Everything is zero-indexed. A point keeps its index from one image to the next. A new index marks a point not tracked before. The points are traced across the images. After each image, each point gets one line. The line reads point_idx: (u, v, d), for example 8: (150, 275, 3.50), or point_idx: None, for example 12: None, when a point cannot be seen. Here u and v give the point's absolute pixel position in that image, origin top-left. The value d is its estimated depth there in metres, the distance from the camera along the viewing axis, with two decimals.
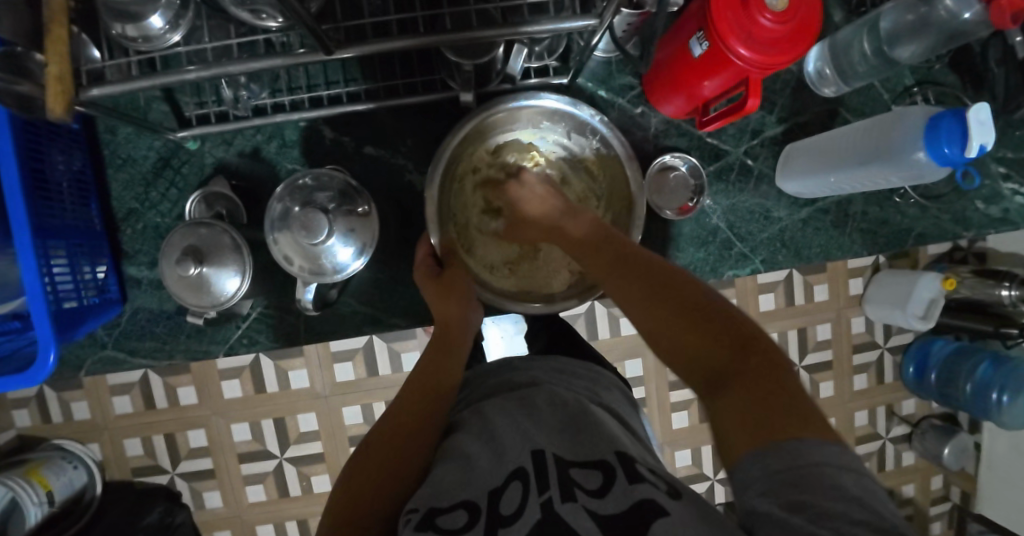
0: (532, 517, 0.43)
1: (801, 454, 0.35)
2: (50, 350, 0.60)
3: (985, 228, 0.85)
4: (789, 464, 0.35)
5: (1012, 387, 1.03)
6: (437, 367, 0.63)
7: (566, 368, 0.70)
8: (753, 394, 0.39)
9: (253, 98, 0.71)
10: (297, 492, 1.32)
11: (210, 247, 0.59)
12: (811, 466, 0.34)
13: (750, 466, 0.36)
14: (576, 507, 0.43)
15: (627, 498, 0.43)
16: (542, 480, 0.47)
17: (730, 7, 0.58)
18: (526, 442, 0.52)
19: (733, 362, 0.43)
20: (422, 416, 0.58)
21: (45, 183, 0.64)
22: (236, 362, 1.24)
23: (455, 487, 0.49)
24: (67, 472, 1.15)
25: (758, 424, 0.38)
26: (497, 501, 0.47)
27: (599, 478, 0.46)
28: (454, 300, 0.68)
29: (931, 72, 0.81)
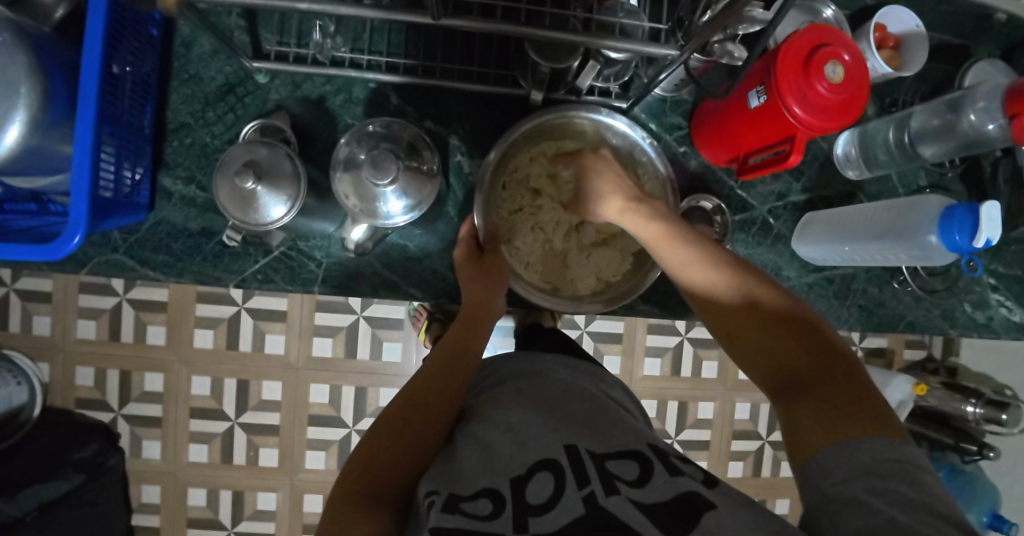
0: (570, 512, 0.45)
1: (888, 452, 0.40)
2: (76, 232, 0.60)
3: (969, 330, 0.91)
4: (875, 459, 0.40)
5: (962, 500, 1.12)
6: (462, 346, 0.64)
7: (581, 367, 0.71)
8: (824, 397, 0.46)
9: (334, 49, 0.74)
10: (241, 462, 1.23)
11: (269, 167, 0.60)
12: (894, 463, 0.39)
13: (831, 460, 0.41)
14: (621, 500, 0.45)
15: (668, 490, 0.45)
16: (578, 473, 0.47)
17: (792, 68, 0.62)
18: (545, 434, 0.53)
19: (822, 371, 0.48)
20: (448, 396, 0.59)
21: (115, 74, 0.64)
22: (215, 311, 1.20)
23: (476, 477, 0.50)
24: (8, 387, 1.07)
25: (843, 424, 0.43)
26: (522, 490, 0.48)
27: (636, 470, 0.48)
28: (489, 283, 0.71)
29: (944, 179, 0.89)
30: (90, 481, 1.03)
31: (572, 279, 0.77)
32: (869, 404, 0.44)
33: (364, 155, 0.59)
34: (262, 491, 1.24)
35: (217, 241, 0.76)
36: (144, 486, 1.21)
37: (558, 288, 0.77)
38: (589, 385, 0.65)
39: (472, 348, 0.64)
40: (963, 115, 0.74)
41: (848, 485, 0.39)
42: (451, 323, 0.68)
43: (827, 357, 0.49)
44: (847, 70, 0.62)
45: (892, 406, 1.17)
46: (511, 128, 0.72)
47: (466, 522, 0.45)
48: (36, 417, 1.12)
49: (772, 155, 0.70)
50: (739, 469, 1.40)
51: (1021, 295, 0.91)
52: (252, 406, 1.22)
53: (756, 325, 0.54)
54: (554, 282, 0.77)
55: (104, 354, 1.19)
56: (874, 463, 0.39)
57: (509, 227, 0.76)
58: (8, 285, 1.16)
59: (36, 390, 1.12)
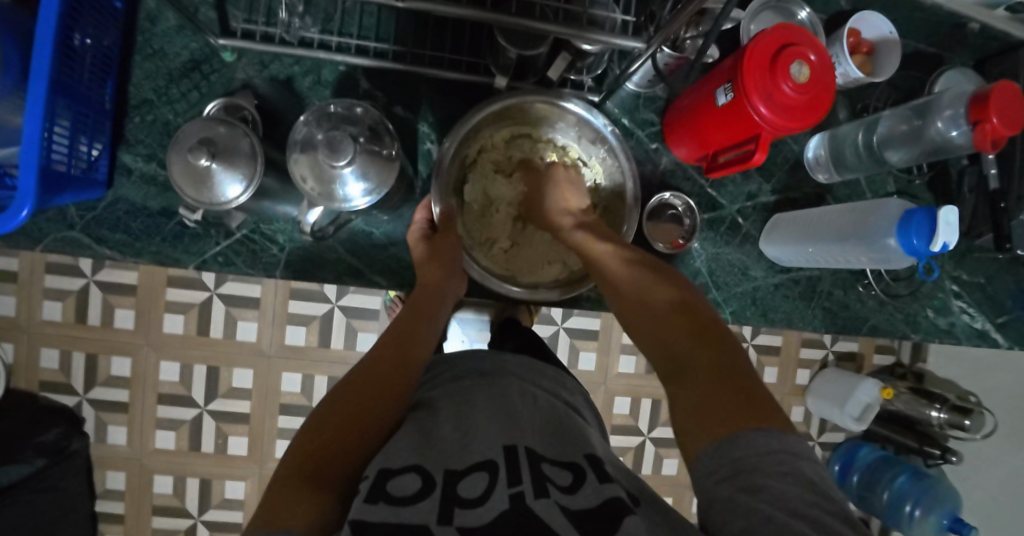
0: (498, 506, 0.43)
1: (766, 444, 0.39)
2: (25, 206, 0.58)
3: (931, 336, 0.93)
4: (750, 454, 0.39)
5: (924, 504, 1.15)
6: (413, 328, 0.64)
7: (534, 367, 0.71)
8: (705, 388, 0.45)
9: (303, 29, 0.73)
10: (208, 450, 1.21)
11: (226, 145, 0.59)
12: (770, 454, 0.38)
13: (713, 460, 0.40)
14: (551, 504, 0.44)
15: (595, 497, 0.44)
16: (513, 473, 0.46)
17: (759, 67, 0.62)
18: (490, 430, 0.53)
19: (702, 355, 0.47)
20: (394, 383, 0.58)
21: (75, 45, 0.63)
22: (187, 296, 1.17)
23: (407, 455, 0.49)
24: None
25: (726, 419, 0.41)
26: (455, 484, 0.46)
27: (569, 477, 0.47)
28: (440, 263, 0.69)
29: (911, 185, 0.90)
30: (53, 465, 1.03)
31: (531, 267, 0.76)
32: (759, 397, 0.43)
33: (321, 136, 0.58)
34: (230, 479, 1.22)
35: (178, 221, 0.75)
36: (109, 472, 1.19)
37: (515, 276, 0.75)
38: (540, 392, 0.63)
39: (427, 333, 0.64)
40: (931, 122, 0.74)
41: (724, 485, 0.38)
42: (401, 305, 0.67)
43: (723, 351, 0.47)
44: (813, 71, 0.61)
45: (859, 409, 1.19)
46: (468, 112, 0.70)
47: (391, 502, 0.43)
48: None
49: (739, 154, 0.70)
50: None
51: (983, 302, 0.93)
52: (221, 393, 1.20)
53: (666, 322, 0.52)
54: (513, 269, 0.75)
55: (70, 337, 1.15)
56: (749, 459, 0.39)
57: (472, 211, 0.76)
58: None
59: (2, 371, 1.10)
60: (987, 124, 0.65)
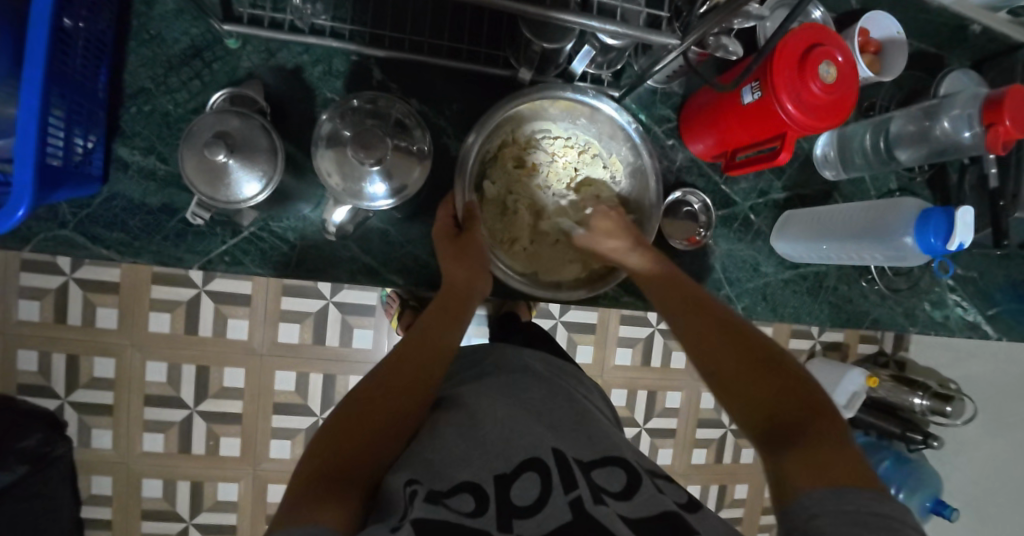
0: (558, 518, 0.44)
1: (871, 504, 0.38)
2: (21, 205, 0.54)
3: (927, 328, 0.96)
4: (863, 509, 0.37)
5: (907, 486, 1.19)
6: (440, 328, 0.61)
7: (558, 366, 0.71)
8: (807, 449, 0.43)
9: (314, 16, 0.69)
10: (199, 452, 1.17)
11: (243, 139, 0.57)
12: (879, 516, 0.37)
13: (815, 505, 0.39)
14: (610, 512, 0.44)
15: (648, 508, 0.45)
16: (566, 478, 0.47)
17: (788, 66, 0.62)
18: (529, 428, 0.53)
19: (800, 419, 0.46)
20: (421, 385, 0.56)
21: (69, 29, 0.58)
22: (174, 293, 1.12)
23: (457, 471, 0.49)
24: None
25: (830, 474, 0.41)
26: (506, 489, 0.47)
27: (621, 482, 0.48)
28: (466, 262, 0.66)
29: (913, 182, 0.93)
30: (36, 473, 0.95)
31: (552, 266, 0.74)
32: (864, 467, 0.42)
33: (349, 132, 0.55)
34: (222, 482, 1.18)
35: (180, 219, 0.71)
36: (94, 477, 1.13)
37: (537, 275, 0.74)
38: (568, 386, 0.64)
39: (453, 332, 0.62)
40: (939, 121, 0.76)
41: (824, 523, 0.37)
42: (429, 302, 0.64)
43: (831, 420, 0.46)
44: (839, 72, 0.62)
45: (847, 396, 1.22)
46: (495, 105, 0.69)
47: (451, 514, 0.43)
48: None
49: (762, 152, 0.70)
50: (703, 456, 1.44)
51: (975, 295, 0.96)
52: (212, 394, 1.15)
53: (760, 375, 0.51)
54: (536, 268, 0.74)
55: (49, 338, 1.08)
56: (858, 514, 0.37)
57: (493, 207, 0.74)
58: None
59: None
60: (1000, 126, 0.66)
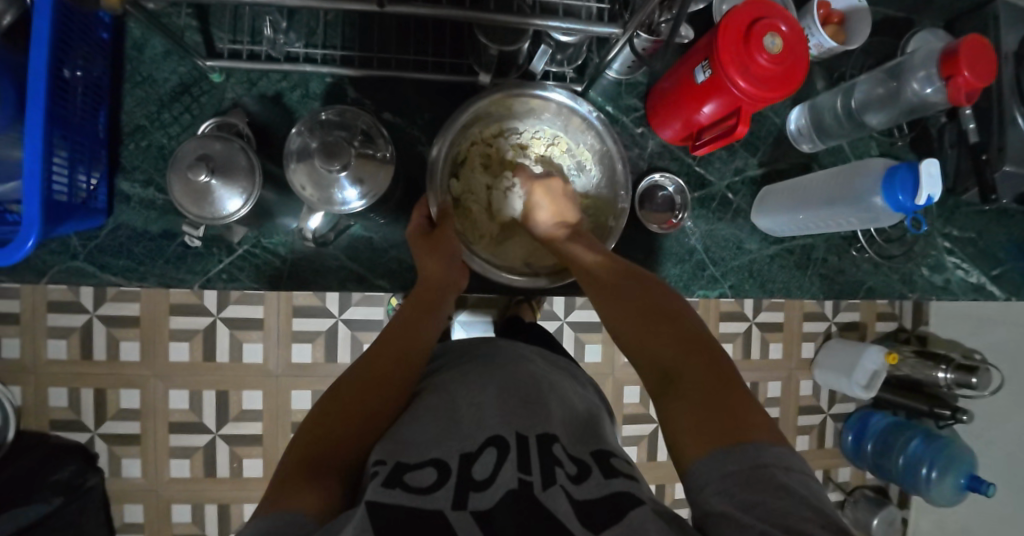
0: (505, 487, 0.44)
1: (755, 458, 0.39)
2: (30, 236, 0.59)
3: (928, 293, 0.95)
4: (743, 467, 0.38)
5: (941, 465, 1.14)
6: (414, 321, 0.64)
7: (550, 358, 0.73)
8: (700, 403, 0.44)
9: (288, 44, 0.75)
10: (224, 475, 1.14)
11: (224, 160, 0.61)
12: (759, 468, 0.38)
13: (708, 471, 0.40)
14: (558, 489, 0.44)
15: (601, 489, 0.45)
16: (522, 458, 0.47)
17: (733, 41, 0.63)
18: (500, 413, 0.53)
19: (694, 373, 0.47)
20: (396, 376, 0.58)
21: (66, 78, 0.64)
22: (191, 323, 1.10)
23: (426, 451, 0.49)
24: None
25: (714, 431, 0.42)
26: (469, 466, 0.47)
27: (576, 468, 0.48)
28: (438, 257, 0.70)
29: (894, 148, 0.93)
30: (69, 504, 1.00)
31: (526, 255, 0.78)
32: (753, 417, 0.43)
33: (316, 144, 0.59)
34: (248, 503, 1.16)
35: (180, 243, 0.76)
36: (127, 506, 1.12)
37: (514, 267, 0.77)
38: (548, 374, 0.65)
39: (429, 325, 0.65)
40: (906, 83, 0.75)
41: (716, 497, 0.38)
42: (404, 300, 0.67)
43: (720, 372, 0.47)
44: (785, 41, 0.63)
45: (866, 377, 1.18)
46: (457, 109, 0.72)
47: (407, 495, 0.43)
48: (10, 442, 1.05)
49: (722, 128, 0.71)
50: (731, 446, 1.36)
51: (976, 256, 0.95)
52: (233, 417, 1.14)
53: (665, 340, 0.52)
54: (513, 260, 0.77)
55: (79, 374, 1.09)
56: (740, 472, 0.38)
57: (467, 205, 0.77)
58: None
59: (8, 414, 1.04)
60: (959, 78, 0.66)
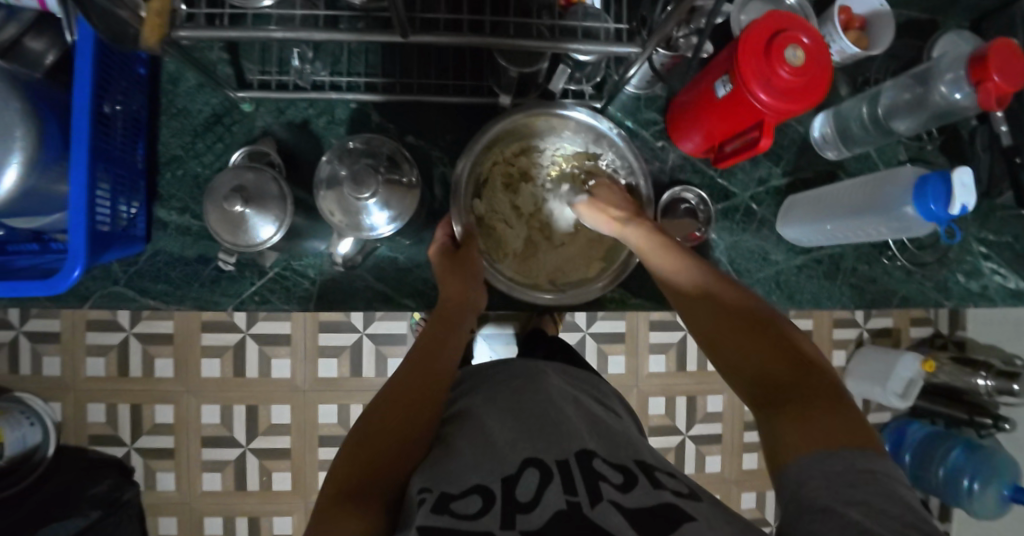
0: (554, 506, 0.45)
1: (862, 462, 0.39)
2: (77, 265, 0.63)
3: (965, 300, 0.92)
4: (849, 470, 0.39)
5: (983, 476, 1.08)
6: (439, 341, 0.65)
7: (578, 374, 0.72)
8: (802, 409, 0.45)
9: (314, 74, 0.77)
10: (254, 489, 1.15)
11: (257, 189, 0.63)
12: (863, 472, 0.39)
13: (805, 468, 0.40)
14: (606, 505, 0.44)
15: (652, 498, 0.45)
16: (566, 476, 0.47)
17: (754, 55, 0.63)
18: (532, 440, 0.53)
19: (797, 382, 0.48)
20: (427, 397, 0.59)
21: (107, 113, 0.68)
22: (220, 339, 1.14)
23: (468, 475, 0.50)
24: (23, 428, 1.00)
25: (823, 436, 0.42)
26: (512, 487, 0.48)
27: (622, 476, 0.48)
28: (460, 277, 0.71)
29: (923, 151, 0.90)
30: (108, 516, 0.96)
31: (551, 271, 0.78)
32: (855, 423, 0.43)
33: (345, 172, 0.61)
34: (277, 517, 1.16)
35: (214, 267, 0.79)
36: (161, 520, 1.14)
37: (540, 283, 0.77)
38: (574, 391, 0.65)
39: (455, 344, 0.66)
40: (933, 87, 0.74)
41: (816, 493, 0.38)
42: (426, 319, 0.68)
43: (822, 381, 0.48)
44: (808, 53, 0.63)
45: (902, 385, 1.14)
46: (479, 131, 0.73)
47: (454, 521, 0.44)
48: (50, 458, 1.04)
49: (745, 141, 0.71)
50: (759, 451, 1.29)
51: (1015, 261, 0.91)
52: (262, 431, 1.15)
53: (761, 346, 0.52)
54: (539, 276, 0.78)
55: (117, 390, 1.12)
56: (848, 474, 0.39)
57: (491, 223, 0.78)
58: (17, 327, 1.09)
59: (48, 429, 1.05)
60: (989, 82, 0.65)
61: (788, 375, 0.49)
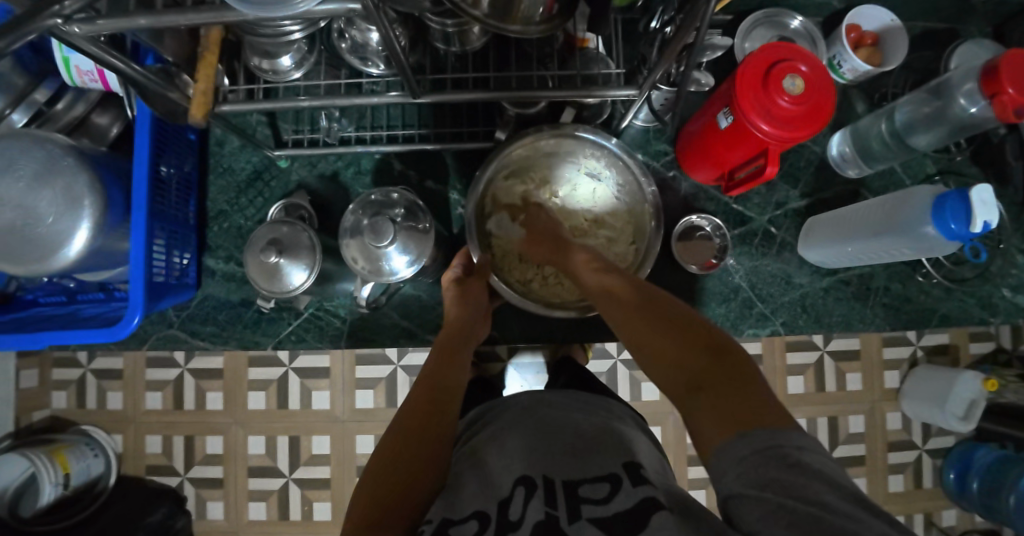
0: (533, 519, 0.47)
1: (769, 443, 0.39)
2: (136, 313, 0.70)
3: (1013, 316, 0.87)
4: (757, 450, 0.39)
5: None
6: (452, 368, 0.64)
7: (602, 403, 0.69)
8: (715, 395, 0.44)
9: (341, 130, 0.84)
10: (297, 518, 1.18)
11: (290, 241, 0.69)
12: (772, 449, 0.38)
13: (724, 460, 0.40)
14: (583, 523, 0.46)
15: (631, 498, 0.47)
16: (548, 493, 0.49)
17: (752, 87, 0.64)
18: (526, 459, 0.54)
19: (702, 362, 0.48)
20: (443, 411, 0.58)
21: (163, 176, 0.76)
22: (266, 373, 1.18)
23: (468, 501, 0.50)
24: (87, 459, 1.10)
25: (734, 418, 0.42)
26: (505, 509, 0.49)
27: (605, 489, 0.49)
28: (469, 303, 0.74)
29: (953, 164, 0.88)
30: None
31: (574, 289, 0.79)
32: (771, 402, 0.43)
33: (366, 223, 0.66)
34: None
35: (255, 309, 0.86)
36: None
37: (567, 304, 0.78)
38: (579, 413, 0.62)
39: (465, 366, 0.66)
40: (952, 100, 0.72)
41: (734, 482, 0.38)
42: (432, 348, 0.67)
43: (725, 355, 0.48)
44: (806, 82, 0.63)
45: (963, 407, 0.99)
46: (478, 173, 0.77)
47: None
48: (111, 487, 1.13)
49: (753, 169, 0.71)
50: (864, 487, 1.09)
51: None
52: (304, 461, 1.18)
53: (662, 333, 0.52)
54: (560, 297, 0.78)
55: (172, 422, 1.18)
56: (755, 455, 0.38)
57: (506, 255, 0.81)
58: (85, 365, 1.17)
59: (110, 459, 1.14)
60: (1004, 95, 0.63)
61: (691, 355, 0.49)
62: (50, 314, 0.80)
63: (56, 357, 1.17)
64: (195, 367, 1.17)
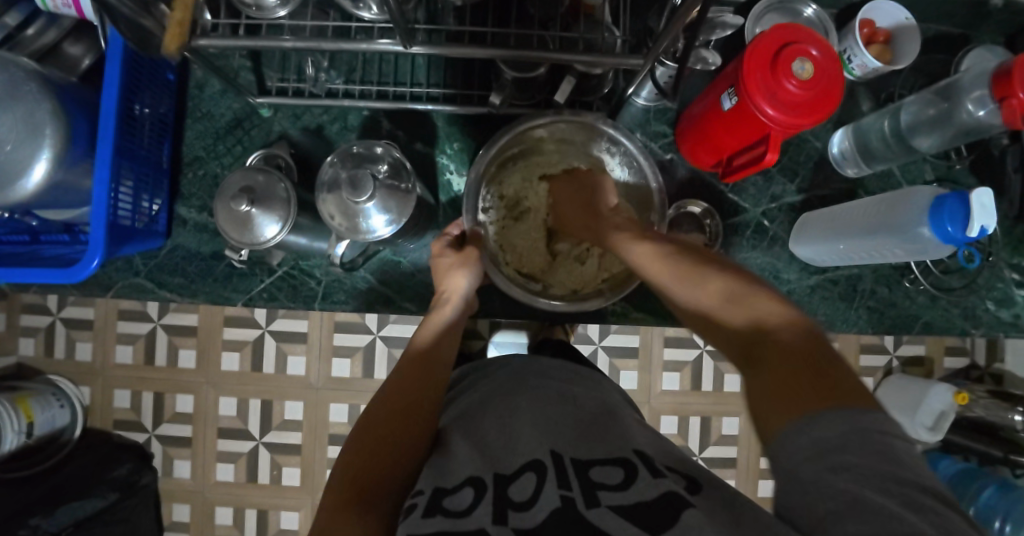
0: (549, 505, 0.42)
1: (846, 426, 0.34)
2: (95, 256, 0.66)
3: (994, 330, 0.87)
4: (837, 434, 0.34)
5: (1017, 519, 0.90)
6: (437, 341, 0.64)
7: (591, 377, 0.67)
8: (786, 373, 0.39)
9: (329, 81, 0.80)
10: (264, 482, 1.15)
11: (263, 191, 0.66)
12: (847, 434, 0.33)
13: (789, 439, 0.35)
14: (603, 511, 0.41)
15: (653, 490, 0.41)
16: (561, 473, 0.45)
17: (759, 68, 0.61)
18: (521, 437, 0.51)
19: (774, 342, 0.43)
20: (427, 389, 0.58)
21: (135, 113, 0.72)
22: (242, 334, 1.14)
23: (465, 470, 0.49)
24: (52, 409, 1.06)
25: (809, 395, 0.37)
26: (506, 487, 0.46)
27: (620, 475, 0.45)
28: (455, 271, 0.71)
29: (952, 171, 0.86)
30: (124, 500, 1.02)
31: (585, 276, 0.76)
32: (848, 382, 0.37)
33: (344, 177, 0.63)
34: (285, 511, 1.16)
35: (227, 263, 0.82)
36: (175, 506, 1.15)
37: (577, 292, 0.76)
38: (575, 385, 0.62)
39: (452, 341, 0.66)
40: (960, 104, 0.71)
41: (799, 463, 0.34)
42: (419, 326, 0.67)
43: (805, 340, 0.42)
44: (816, 67, 0.60)
45: (931, 417, 0.98)
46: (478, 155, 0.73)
47: (448, 518, 0.43)
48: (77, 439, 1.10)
49: (752, 155, 0.69)
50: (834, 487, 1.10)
51: None
52: (275, 425, 1.15)
53: (744, 315, 0.47)
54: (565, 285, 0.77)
55: (141, 377, 1.14)
56: (833, 438, 0.33)
57: (510, 240, 0.78)
58: (53, 313, 1.12)
59: (77, 411, 1.10)
60: (1013, 99, 0.61)
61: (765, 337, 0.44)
62: (8, 253, 0.75)
63: (24, 302, 1.12)
64: (167, 322, 1.13)
